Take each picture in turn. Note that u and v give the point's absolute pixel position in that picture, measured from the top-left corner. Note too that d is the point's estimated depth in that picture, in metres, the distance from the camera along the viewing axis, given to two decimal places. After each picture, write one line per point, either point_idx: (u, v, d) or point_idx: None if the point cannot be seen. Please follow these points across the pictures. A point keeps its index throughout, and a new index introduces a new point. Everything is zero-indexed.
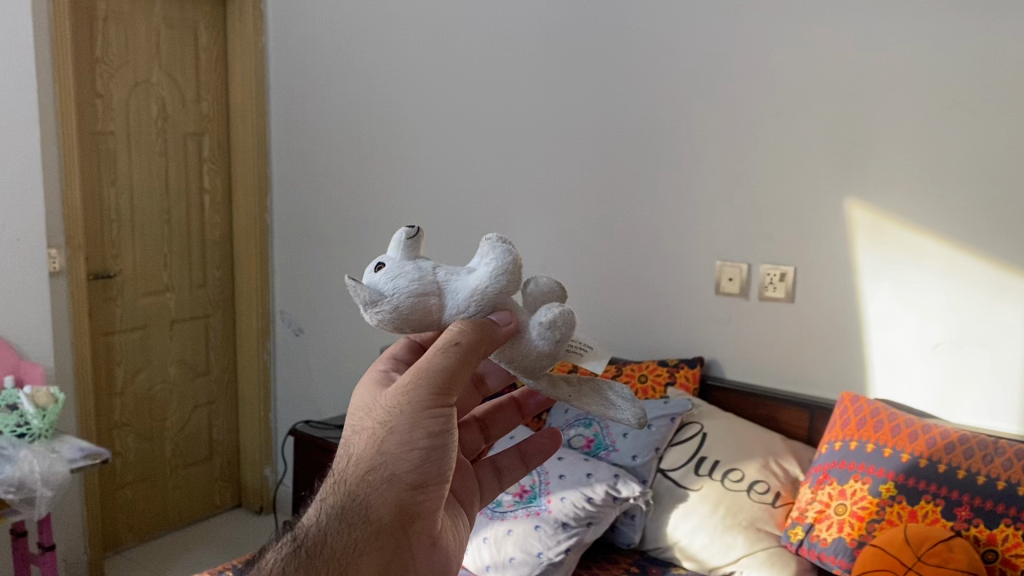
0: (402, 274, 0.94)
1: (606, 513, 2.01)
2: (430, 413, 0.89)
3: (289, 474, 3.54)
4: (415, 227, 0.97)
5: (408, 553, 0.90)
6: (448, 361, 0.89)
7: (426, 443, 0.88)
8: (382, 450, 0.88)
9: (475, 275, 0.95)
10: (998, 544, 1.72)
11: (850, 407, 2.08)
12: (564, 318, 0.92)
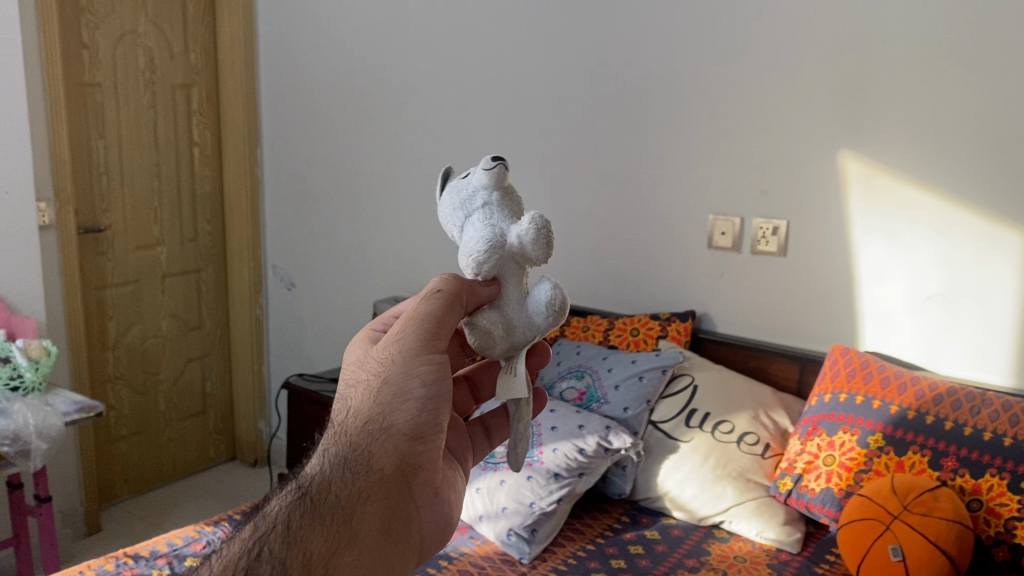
0: (451, 199, 1.11)
1: (596, 464, 2.03)
2: (423, 363, 0.94)
3: (283, 427, 3.56)
4: (493, 166, 1.08)
5: (410, 505, 0.90)
6: (436, 309, 0.98)
7: (422, 391, 0.93)
8: (379, 399, 0.93)
9: (465, 246, 1.06)
10: (983, 494, 1.75)
11: (840, 359, 2.09)
12: (483, 339, 1.05)
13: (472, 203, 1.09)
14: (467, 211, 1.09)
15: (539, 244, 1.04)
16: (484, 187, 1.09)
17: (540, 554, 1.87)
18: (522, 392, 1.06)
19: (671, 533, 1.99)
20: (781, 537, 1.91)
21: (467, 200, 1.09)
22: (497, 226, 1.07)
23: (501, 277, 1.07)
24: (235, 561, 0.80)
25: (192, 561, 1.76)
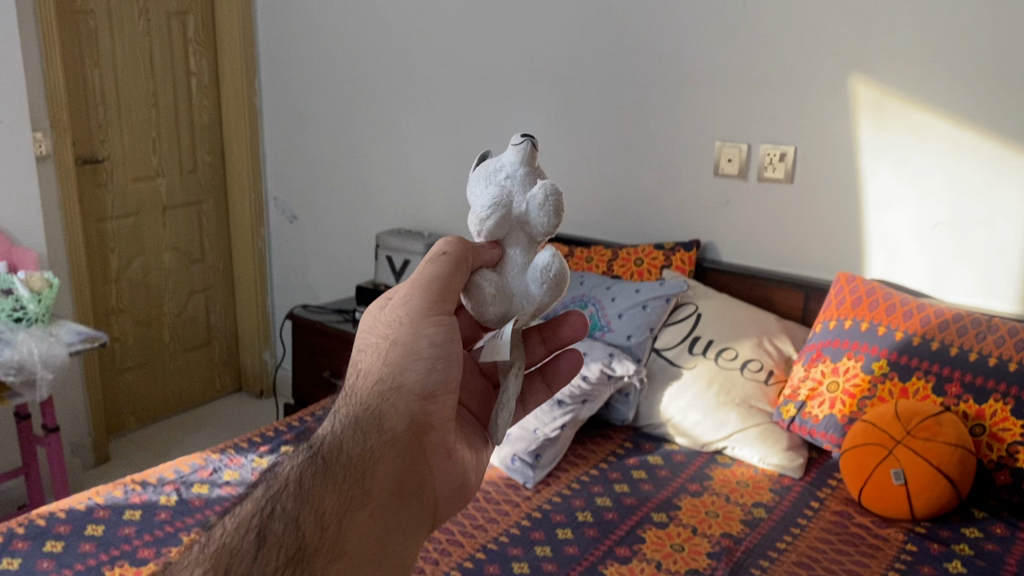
0: (477, 170, 1.08)
1: (600, 391, 2.04)
2: (431, 323, 0.92)
3: (288, 359, 3.59)
4: (526, 139, 1.05)
5: (424, 465, 0.87)
6: (442, 271, 0.94)
7: (431, 351, 0.90)
8: (388, 361, 0.90)
9: (475, 210, 1.04)
10: (986, 419, 1.76)
11: (845, 288, 2.06)
12: (477, 300, 1.00)
13: (496, 173, 1.06)
14: (488, 180, 1.05)
15: (546, 211, 1.03)
16: (512, 162, 1.06)
17: (543, 480, 1.89)
18: (505, 352, 0.94)
19: (674, 458, 2.00)
20: (784, 463, 1.92)
21: (491, 171, 1.06)
22: (513, 195, 1.04)
23: (503, 246, 1.05)
24: (247, 520, 0.75)
25: (201, 488, 1.78)
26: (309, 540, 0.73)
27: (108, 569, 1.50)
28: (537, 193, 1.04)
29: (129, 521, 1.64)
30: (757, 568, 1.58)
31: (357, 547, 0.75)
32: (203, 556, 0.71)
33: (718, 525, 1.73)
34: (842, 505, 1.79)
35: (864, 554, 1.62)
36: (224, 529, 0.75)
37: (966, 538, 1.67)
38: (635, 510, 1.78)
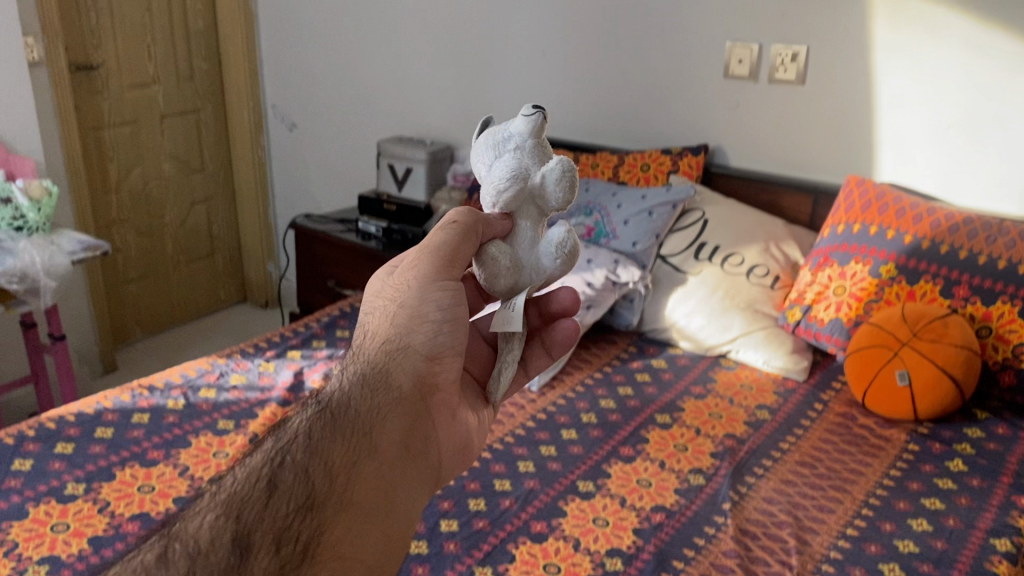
0: (484, 137, 1.00)
1: (604, 297, 2.03)
2: (439, 287, 0.91)
3: (292, 269, 3.59)
4: (535, 112, 0.97)
5: (428, 426, 0.87)
6: (450, 238, 0.92)
7: (438, 314, 0.89)
8: (395, 322, 0.89)
9: (488, 186, 0.98)
10: (993, 321, 1.76)
11: (855, 191, 2.02)
12: (488, 274, 0.97)
13: (506, 144, 0.98)
14: (499, 152, 0.98)
15: (559, 190, 0.96)
16: (521, 133, 0.97)
17: (548, 384, 1.90)
18: (517, 325, 0.93)
19: (678, 362, 2.00)
20: (788, 367, 1.93)
21: (499, 141, 0.98)
22: (525, 170, 0.97)
23: (519, 218, 1.00)
24: (256, 469, 0.75)
25: (208, 392, 1.79)
26: (314, 495, 0.74)
27: (119, 470, 1.52)
28: (552, 166, 0.96)
29: (138, 424, 1.66)
30: (760, 468, 1.60)
31: (363, 500, 0.76)
32: (212, 502, 0.72)
33: (721, 426, 1.74)
34: (846, 407, 1.80)
35: (866, 453, 1.64)
36: (235, 476, 0.75)
37: (968, 437, 1.68)
38: (639, 412, 1.79)
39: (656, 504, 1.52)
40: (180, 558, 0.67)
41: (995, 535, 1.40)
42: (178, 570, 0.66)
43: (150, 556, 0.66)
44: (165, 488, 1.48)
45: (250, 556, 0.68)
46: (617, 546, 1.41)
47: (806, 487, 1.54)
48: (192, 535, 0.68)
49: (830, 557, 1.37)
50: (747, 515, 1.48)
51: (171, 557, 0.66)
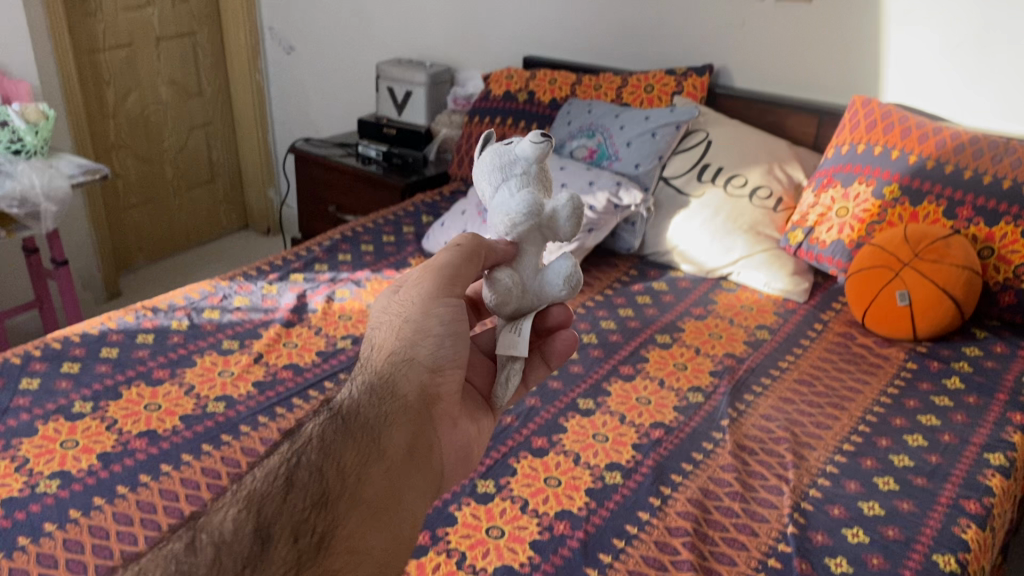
0: (490, 161, 1.04)
1: (606, 220, 2.02)
2: (441, 303, 0.94)
3: (293, 195, 3.58)
4: (542, 139, 0.99)
5: (432, 434, 0.89)
6: (454, 259, 0.96)
7: (440, 329, 0.93)
8: (401, 336, 0.93)
9: (501, 210, 1.02)
10: (995, 242, 1.75)
11: (861, 112, 2.00)
12: (497, 301, 0.98)
13: (512, 170, 1.03)
14: (506, 176, 1.03)
15: (565, 214, 1.01)
16: (527, 158, 1.02)
17: None
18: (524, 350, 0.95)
19: (679, 285, 2.01)
20: (788, 289, 1.93)
21: (506, 167, 1.03)
22: (537, 197, 1.01)
23: (528, 247, 1.03)
24: (274, 467, 0.75)
25: (212, 313, 1.80)
26: (329, 492, 0.74)
27: (126, 389, 1.54)
28: (561, 198, 1.01)
29: (143, 345, 1.67)
30: (758, 386, 1.62)
31: (374, 497, 0.77)
32: (232, 498, 0.71)
33: (721, 346, 1.76)
34: (845, 327, 1.81)
35: (864, 372, 1.66)
36: (254, 474, 0.75)
37: (966, 357, 1.69)
38: (639, 333, 1.81)
39: (655, 421, 1.54)
40: (207, 547, 0.65)
41: (989, 450, 1.42)
42: (204, 558, 0.64)
43: (178, 545, 0.65)
44: (172, 406, 1.51)
45: (272, 544, 0.67)
46: (617, 461, 1.43)
47: (803, 405, 1.56)
48: (217, 527, 0.67)
49: (826, 471, 1.39)
50: (744, 431, 1.50)
51: (199, 545, 0.65)
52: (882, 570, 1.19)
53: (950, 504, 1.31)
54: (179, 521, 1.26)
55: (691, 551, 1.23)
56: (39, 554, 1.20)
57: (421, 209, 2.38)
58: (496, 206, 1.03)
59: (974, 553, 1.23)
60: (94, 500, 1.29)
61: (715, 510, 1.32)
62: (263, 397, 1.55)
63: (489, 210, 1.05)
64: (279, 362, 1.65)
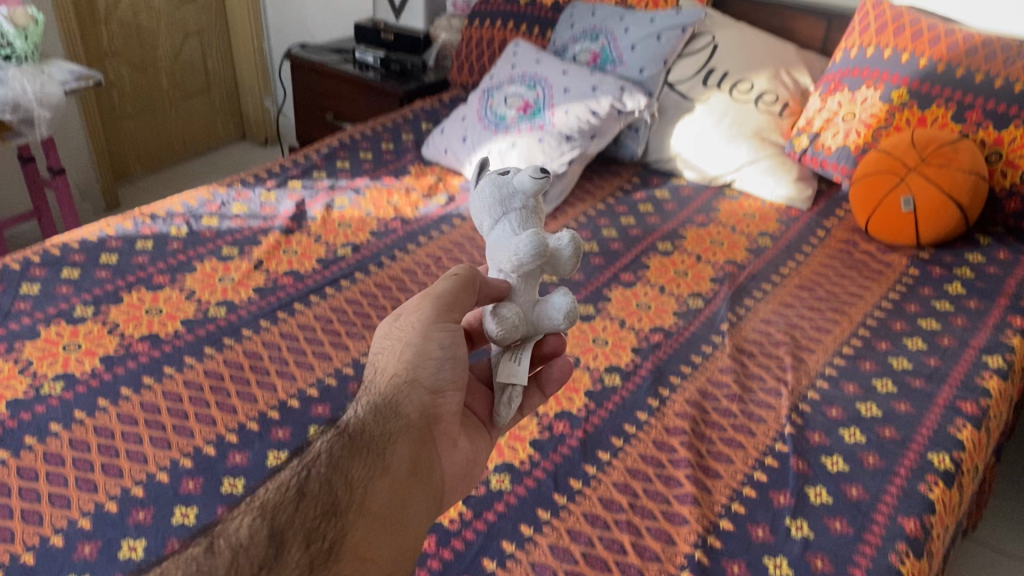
0: (488, 194, 1.06)
1: (608, 126, 1.98)
2: (441, 328, 0.94)
3: (290, 105, 3.53)
4: (539, 174, 1.02)
5: (433, 454, 0.89)
6: (452, 287, 0.95)
7: (440, 352, 0.93)
8: (401, 360, 0.92)
9: (502, 243, 1.02)
10: (1004, 147, 1.72)
11: (871, 13, 1.94)
12: (499, 337, 0.97)
13: (510, 205, 1.05)
14: (505, 209, 1.05)
15: (563, 251, 1.00)
16: (523, 192, 1.05)
17: (551, 214, 1.90)
18: (521, 380, 0.97)
19: (682, 193, 1.99)
20: (792, 196, 1.91)
21: (505, 201, 1.05)
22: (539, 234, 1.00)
23: (530, 281, 1.03)
24: (284, 480, 0.77)
25: (210, 220, 1.79)
26: (337, 508, 0.76)
27: (126, 294, 1.54)
28: (563, 237, 1.01)
29: (142, 251, 1.67)
30: (759, 292, 1.62)
31: (379, 510, 0.78)
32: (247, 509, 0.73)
33: (723, 252, 1.75)
34: (848, 234, 1.80)
35: (866, 278, 1.65)
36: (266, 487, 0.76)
37: (969, 263, 1.68)
38: (640, 240, 1.80)
39: (655, 326, 1.54)
40: (225, 551, 0.67)
41: (988, 353, 1.43)
42: (223, 562, 0.66)
43: (199, 549, 0.67)
44: (173, 311, 1.51)
45: (285, 552, 0.69)
46: (617, 364, 1.44)
47: (804, 310, 1.56)
48: (233, 532, 0.69)
49: (825, 374, 1.40)
50: (744, 335, 1.50)
51: (217, 549, 0.67)
52: (878, 469, 1.21)
53: (947, 405, 1.32)
54: (183, 422, 1.28)
55: (689, 450, 1.25)
56: (47, 453, 1.21)
57: (420, 116, 2.34)
58: (497, 241, 1.04)
59: (969, 452, 1.25)
60: (99, 402, 1.30)
61: (714, 410, 1.33)
62: (264, 302, 1.55)
63: (489, 244, 1.07)
64: (279, 268, 1.65)
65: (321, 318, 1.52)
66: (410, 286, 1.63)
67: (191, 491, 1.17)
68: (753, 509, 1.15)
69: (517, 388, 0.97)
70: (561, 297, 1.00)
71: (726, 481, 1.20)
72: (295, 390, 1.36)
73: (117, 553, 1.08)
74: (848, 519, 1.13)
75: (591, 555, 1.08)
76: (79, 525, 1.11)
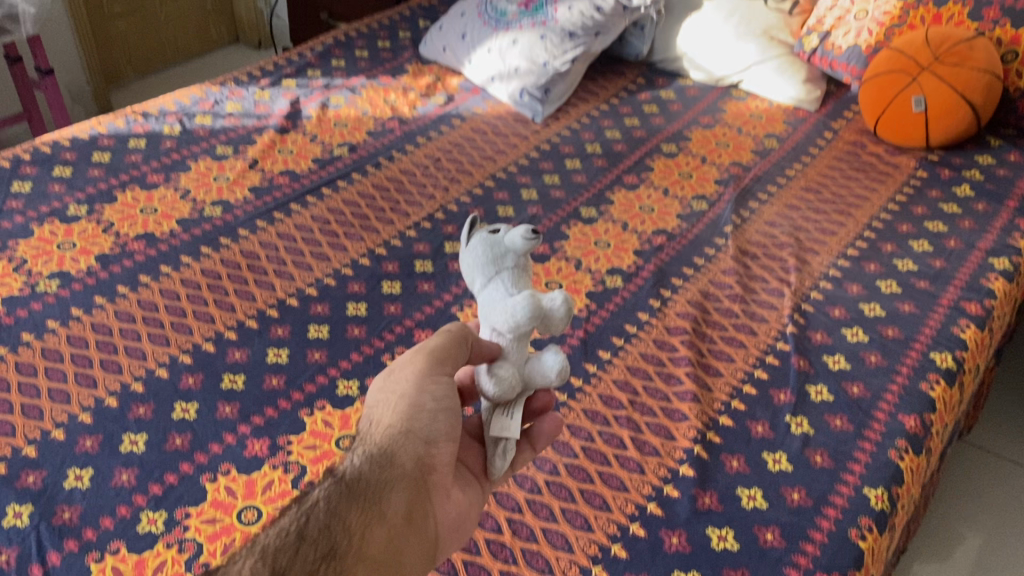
0: (477, 251, 0.86)
1: (614, 23, 1.90)
2: (436, 380, 0.82)
3: (283, 6, 3.42)
4: (529, 235, 0.83)
5: (426, 506, 0.80)
6: (446, 342, 0.83)
7: (436, 403, 0.82)
8: (395, 412, 0.80)
9: (495, 308, 0.83)
10: (1020, 46, 1.67)
11: None
12: (491, 396, 0.83)
13: (502, 265, 0.85)
14: (498, 268, 0.85)
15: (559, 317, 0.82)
16: (518, 250, 0.85)
17: (552, 115, 1.85)
18: (514, 432, 0.84)
19: (687, 94, 1.94)
20: (801, 97, 1.86)
21: (497, 259, 0.85)
22: (530, 296, 0.82)
23: (526, 346, 0.85)
24: (281, 527, 0.67)
25: (204, 119, 1.75)
26: (333, 556, 0.67)
27: (120, 193, 1.51)
28: (556, 299, 0.82)
29: (135, 150, 1.63)
30: (764, 193, 1.59)
31: (376, 554, 0.70)
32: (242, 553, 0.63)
33: (729, 155, 1.71)
34: (855, 136, 1.76)
35: (873, 180, 1.62)
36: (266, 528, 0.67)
37: (978, 165, 1.65)
38: (644, 142, 1.76)
39: (658, 227, 1.52)
40: None
41: (994, 255, 1.41)
42: None
43: None
44: (169, 210, 1.49)
45: None
46: (618, 266, 1.43)
47: (809, 211, 1.54)
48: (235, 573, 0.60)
49: (829, 275, 1.39)
50: (748, 236, 1.48)
51: None
52: (880, 367, 1.20)
53: (951, 305, 1.31)
54: (181, 321, 1.27)
55: (690, 349, 1.24)
56: (44, 349, 1.21)
57: (418, 14, 2.27)
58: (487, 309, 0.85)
59: (971, 352, 1.24)
60: (96, 299, 1.29)
61: (715, 311, 1.32)
62: (261, 202, 1.53)
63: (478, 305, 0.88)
64: (275, 168, 1.62)
65: (318, 218, 1.50)
66: (409, 187, 1.60)
67: (191, 387, 1.17)
68: (754, 406, 1.15)
69: (510, 440, 0.85)
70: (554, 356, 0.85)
71: (727, 379, 1.20)
72: (294, 288, 1.35)
73: (119, 446, 1.08)
74: (848, 416, 1.13)
75: (591, 450, 1.09)
76: (80, 420, 1.11)
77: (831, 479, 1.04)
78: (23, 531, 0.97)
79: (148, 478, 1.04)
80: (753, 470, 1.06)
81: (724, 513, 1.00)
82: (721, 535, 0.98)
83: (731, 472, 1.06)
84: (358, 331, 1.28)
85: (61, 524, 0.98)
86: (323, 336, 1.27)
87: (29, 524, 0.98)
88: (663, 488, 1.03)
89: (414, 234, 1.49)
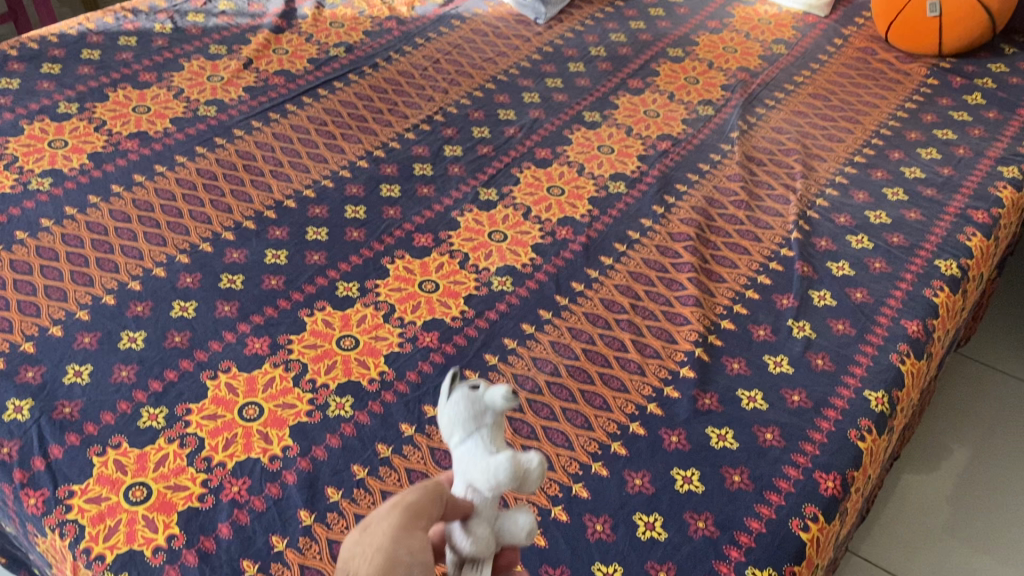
0: (450, 407, 0.65)
1: None
2: (417, 529, 0.56)
3: None
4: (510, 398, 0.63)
5: None
6: (421, 494, 0.58)
7: (420, 561, 0.53)
8: (369, 564, 0.51)
9: (475, 474, 0.63)
10: None
11: None
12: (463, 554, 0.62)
13: (479, 423, 0.65)
14: (475, 428, 0.64)
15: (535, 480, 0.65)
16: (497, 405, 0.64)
17: (556, 17, 1.79)
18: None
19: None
20: (811, 3, 1.80)
21: (475, 415, 0.64)
22: (511, 460, 0.63)
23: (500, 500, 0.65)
24: None
25: (196, 18, 1.70)
26: None
27: (112, 92, 1.48)
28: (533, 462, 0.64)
29: (126, 48, 1.59)
30: (772, 100, 1.56)
31: None
32: None
33: (736, 61, 1.67)
34: (866, 43, 1.72)
35: (882, 87, 1.59)
36: None
37: (991, 73, 1.61)
38: (650, 46, 1.71)
39: (663, 133, 1.49)
40: None
41: (1004, 164, 1.39)
42: None
43: None
44: (162, 110, 1.45)
45: None
46: (622, 171, 1.40)
47: (816, 118, 1.51)
48: None
49: (835, 182, 1.37)
50: (754, 143, 1.46)
51: None
52: (883, 274, 1.19)
53: (958, 213, 1.29)
54: (177, 222, 1.25)
55: (693, 255, 1.23)
56: (39, 247, 1.19)
57: None
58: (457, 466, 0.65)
59: (976, 260, 1.23)
60: (90, 198, 1.27)
61: (720, 217, 1.30)
62: (256, 102, 1.49)
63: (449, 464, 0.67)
64: (270, 68, 1.57)
65: (315, 120, 1.47)
66: (407, 89, 1.56)
67: (189, 286, 1.15)
68: (756, 311, 1.14)
69: None
70: (524, 511, 0.66)
71: (730, 285, 1.19)
72: (292, 190, 1.33)
73: (118, 343, 1.07)
74: (851, 321, 1.12)
75: (592, 353, 1.08)
76: (78, 317, 1.10)
77: (831, 382, 1.04)
78: (24, 425, 0.97)
79: (148, 375, 1.03)
80: (754, 373, 1.06)
81: (724, 413, 1.00)
82: (721, 435, 0.98)
83: (731, 374, 1.06)
84: (357, 234, 1.26)
85: (62, 418, 0.98)
86: (322, 238, 1.25)
87: (30, 419, 0.98)
88: (664, 389, 1.03)
89: (413, 137, 1.46)
